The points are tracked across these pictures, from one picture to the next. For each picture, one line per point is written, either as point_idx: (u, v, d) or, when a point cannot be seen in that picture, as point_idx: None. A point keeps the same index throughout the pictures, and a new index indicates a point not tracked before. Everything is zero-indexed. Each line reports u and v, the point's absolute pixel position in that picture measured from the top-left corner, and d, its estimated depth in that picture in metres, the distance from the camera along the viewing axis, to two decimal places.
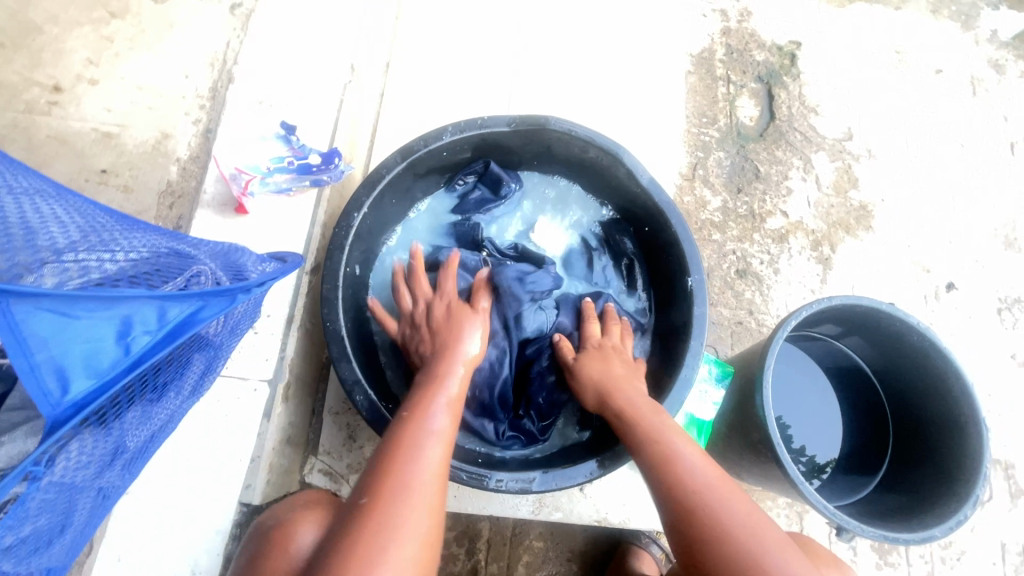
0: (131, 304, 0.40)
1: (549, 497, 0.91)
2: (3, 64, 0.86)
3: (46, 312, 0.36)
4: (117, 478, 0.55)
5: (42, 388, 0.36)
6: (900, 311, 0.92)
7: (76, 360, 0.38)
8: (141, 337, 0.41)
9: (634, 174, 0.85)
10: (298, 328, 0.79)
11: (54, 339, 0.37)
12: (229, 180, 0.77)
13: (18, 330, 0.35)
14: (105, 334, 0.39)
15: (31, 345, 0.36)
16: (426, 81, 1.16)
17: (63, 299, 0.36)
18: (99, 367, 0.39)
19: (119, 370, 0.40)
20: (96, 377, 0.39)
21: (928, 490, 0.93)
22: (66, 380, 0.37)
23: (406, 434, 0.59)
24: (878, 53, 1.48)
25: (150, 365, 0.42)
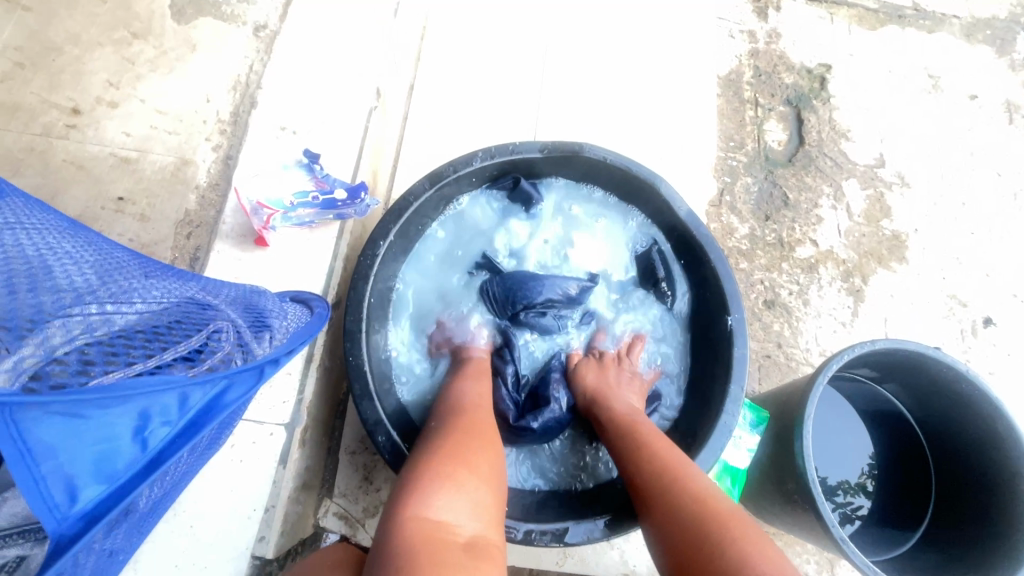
0: (148, 396, 0.36)
1: (573, 545, 0.86)
2: (20, 84, 0.84)
3: (55, 417, 0.32)
4: (126, 538, 0.52)
5: (49, 504, 0.32)
6: (945, 356, 0.87)
7: (86, 467, 0.33)
8: (159, 430, 0.37)
9: (670, 206, 0.82)
10: (317, 366, 0.76)
11: (61, 445, 0.32)
12: (249, 212, 0.73)
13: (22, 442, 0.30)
14: (120, 433, 0.35)
15: (37, 456, 0.31)
16: (449, 102, 1.12)
17: (71, 402, 0.32)
18: (112, 470, 0.35)
19: (135, 471, 0.36)
20: (108, 481, 0.34)
21: (976, 548, 0.86)
22: (75, 490, 0.33)
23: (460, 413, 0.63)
24: (910, 77, 1.44)
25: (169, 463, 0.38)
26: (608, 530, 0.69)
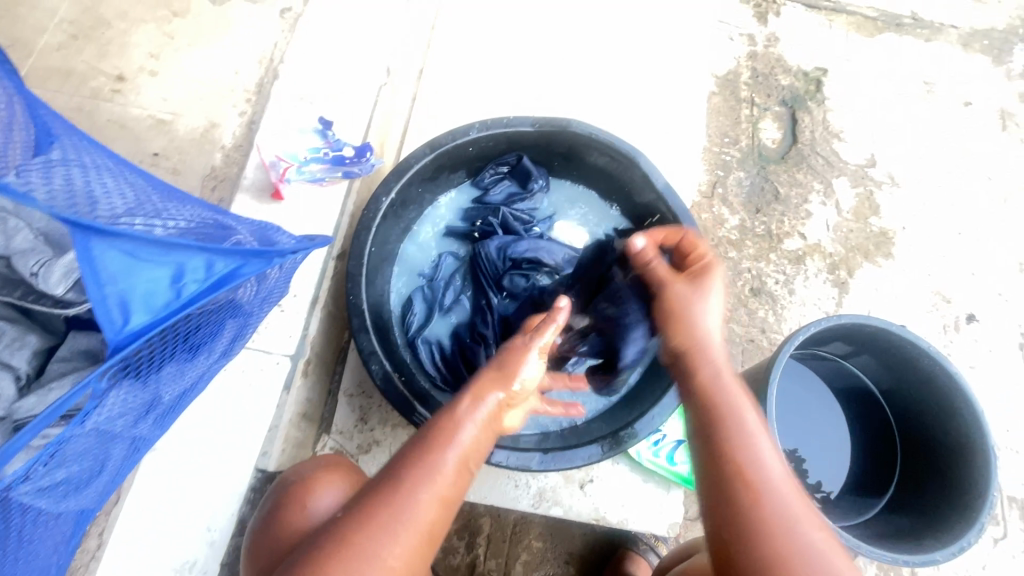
0: (182, 252, 0.45)
1: (549, 492, 0.93)
2: (74, 53, 0.95)
3: (114, 251, 0.41)
4: (148, 430, 0.61)
5: (110, 318, 0.41)
6: (910, 333, 0.93)
7: (138, 297, 0.42)
8: (191, 284, 0.46)
9: (650, 179, 0.88)
10: (321, 309, 0.84)
11: (120, 275, 0.41)
12: (268, 167, 0.84)
13: (92, 263, 0.40)
14: (161, 276, 0.44)
15: (103, 279, 0.41)
16: (457, 88, 1.21)
17: (131, 241, 0.42)
18: (155, 304, 0.43)
19: (172, 307, 0.44)
20: (150, 311, 0.43)
21: (934, 513, 0.92)
22: (127, 311, 0.42)
23: (437, 442, 0.56)
24: (905, 84, 1.49)
25: (199, 308, 0.46)
26: (576, 461, 0.75)
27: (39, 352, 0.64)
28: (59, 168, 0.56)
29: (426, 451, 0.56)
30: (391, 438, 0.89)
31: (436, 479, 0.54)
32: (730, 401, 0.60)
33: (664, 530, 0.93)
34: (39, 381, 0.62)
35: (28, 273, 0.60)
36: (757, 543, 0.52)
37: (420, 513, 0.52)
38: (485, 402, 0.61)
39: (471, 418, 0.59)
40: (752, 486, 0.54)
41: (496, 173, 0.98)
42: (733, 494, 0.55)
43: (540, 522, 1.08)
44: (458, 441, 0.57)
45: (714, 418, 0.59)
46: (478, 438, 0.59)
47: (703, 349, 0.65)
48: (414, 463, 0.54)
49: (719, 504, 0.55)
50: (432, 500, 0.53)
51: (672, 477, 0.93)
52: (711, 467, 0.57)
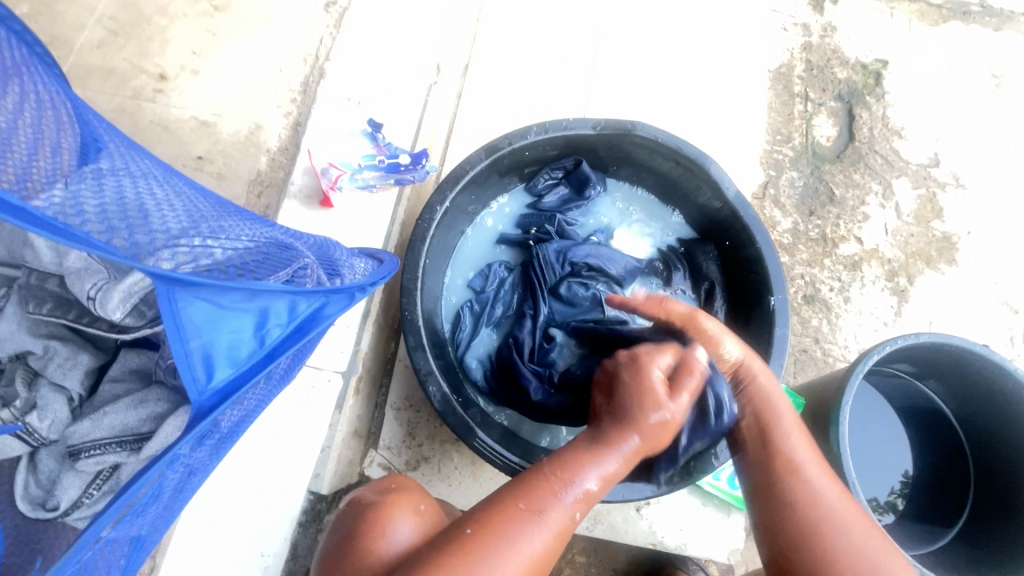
0: (267, 297, 0.41)
1: (603, 514, 0.89)
2: (114, 51, 0.91)
3: (201, 300, 0.37)
4: (204, 458, 0.57)
5: (193, 376, 0.37)
6: (996, 356, 0.86)
7: (221, 352, 0.38)
8: (274, 329, 0.42)
9: (720, 187, 0.82)
10: (372, 324, 0.81)
11: (209, 326, 0.37)
12: (320, 173, 0.80)
13: (177, 319, 0.35)
14: (246, 325, 0.40)
15: (188, 333, 0.36)
16: (501, 84, 1.16)
17: (216, 289, 0.37)
18: (239, 357, 0.39)
19: (254, 361, 0.40)
20: (234, 365, 0.39)
21: (1015, 549, 0.86)
22: (211, 368, 0.38)
23: (546, 490, 0.52)
24: (972, 76, 1.39)
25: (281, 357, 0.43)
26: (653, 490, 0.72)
27: (91, 371, 0.62)
28: (112, 181, 0.52)
29: (546, 483, 0.52)
30: (440, 454, 0.86)
31: (551, 520, 0.50)
32: (781, 419, 0.65)
33: (722, 556, 0.89)
34: (90, 403, 0.60)
35: (85, 296, 0.56)
36: (807, 537, 0.57)
37: (527, 550, 0.48)
38: (627, 445, 0.55)
39: (599, 465, 0.54)
40: (801, 488, 0.60)
41: (551, 177, 0.93)
42: (784, 491, 0.60)
43: (584, 537, 1.05)
44: (577, 482, 0.53)
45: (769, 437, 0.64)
46: (600, 485, 0.54)
47: (751, 374, 0.69)
48: (532, 496, 0.51)
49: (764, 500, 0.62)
50: (542, 541, 0.49)
51: (734, 502, 0.89)
52: (763, 466, 0.63)
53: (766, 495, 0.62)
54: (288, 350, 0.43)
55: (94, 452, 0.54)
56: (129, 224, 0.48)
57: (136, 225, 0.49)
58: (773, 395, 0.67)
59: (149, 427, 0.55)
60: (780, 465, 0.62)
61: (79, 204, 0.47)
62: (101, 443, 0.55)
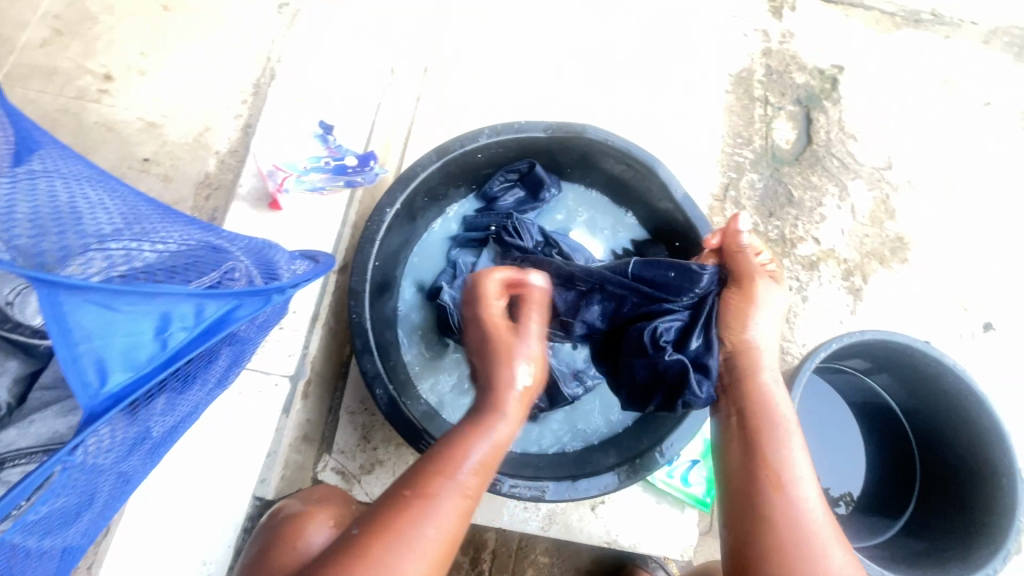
0: (169, 299, 0.41)
1: (559, 513, 0.90)
2: (58, 50, 0.89)
3: (91, 304, 0.37)
4: (138, 464, 0.55)
5: (83, 381, 0.37)
6: (934, 352, 0.89)
7: (116, 355, 0.38)
8: (177, 333, 0.42)
9: (668, 188, 0.84)
10: (322, 326, 0.80)
11: (98, 332, 0.37)
12: (265, 176, 0.79)
13: (65, 322, 0.36)
14: (145, 329, 0.40)
15: (76, 337, 0.36)
16: (462, 87, 1.16)
17: (106, 293, 0.37)
18: (138, 360, 0.40)
19: (155, 364, 0.41)
20: (133, 370, 0.39)
21: (956, 537, 0.89)
22: (105, 372, 0.38)
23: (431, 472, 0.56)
24: (924, 82, 1.44)
25: (186, 361, 0.43)
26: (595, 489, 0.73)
27: (21, 378, 0.59)
28: (41, 182, 0.50)
29: (439, 468, 0.56)
30: (394, 457, 0.85)
31: (450, 499, 0.54)
32: (775, 431, 0.66)
33: (677, 553, 0.91)
34: (17, 412, 0.57)
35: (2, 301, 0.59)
36: (775, 552, 0.59)
37: (432, 533, 0.52)
38: (503, 417, 0.61)
39: (482, 439, 0.59)
40: (781, 503, 0.61)
41: (507, 179, 0.94)
42: (760, 503, 0.62)
43: (545, 537, 1.05)
44: (467, 462, 0.57)
45: (756, 452, 0.65)
46: (490, 456, 0.59)
47: (747, 353, 0.73)
48: (425, 482, 0.55)
49: (735, 511, 0.64)
50: (444, 521, 0.53)
51: (687, 499, 0.91)
52: (742, 485, 0.64)
53: (736, 512, 0.64)
54: (193, 354, 0.43)
55: (17, 461, 0.51)
56: (55, 229, 0.47)
57: (64, 230, 0.48)
58: (767, 396, 0.69)
59: (79, 435, 0.52)
60: (763, 482, 0.63)
61: (1, 208, 0.45)
62: (26, 452, 0.52)
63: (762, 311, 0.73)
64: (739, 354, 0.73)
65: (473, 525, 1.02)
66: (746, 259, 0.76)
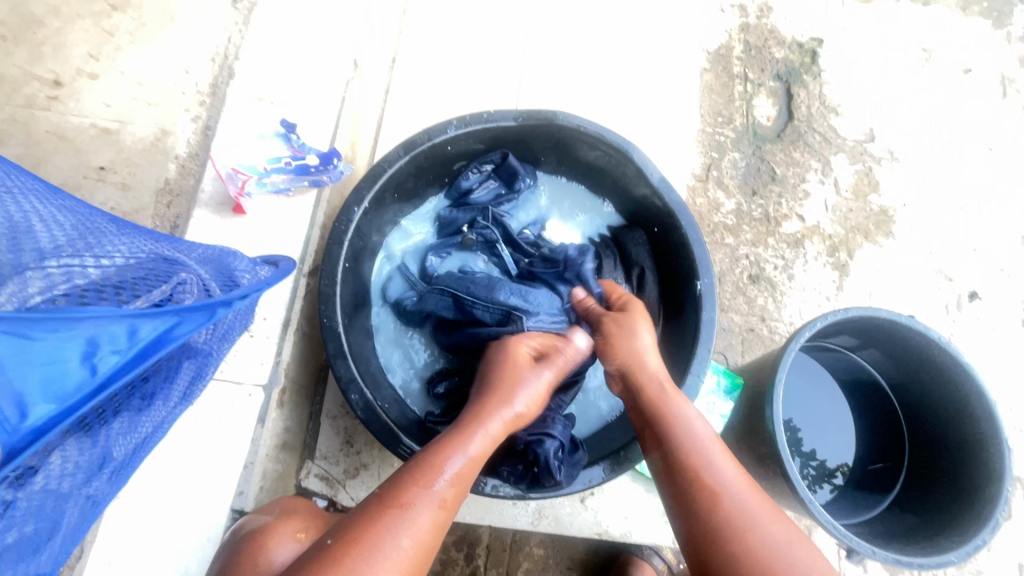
0: (95, 322, 0.38)
1: (548, 508, 0.89)
2: (2, 57, 0.85)
3: (3, 333, 0.34)
4: (105, 486, 0.53)
5: (0, 418, 0.34)
6: (920, 325, 0.88)
7: (36, 385, 0.36)
8: (108, 356, 0.40)
9: (644, 173, 0.82)
10: (294, 332, 0.78)
11: (12, 362, 0.34)
12: (225, 179, 0.75)
13: None
14: (70, 355, 0.37)
15: None
16: (433, 77, 1.13)
17: (17, 322, 0.34)
18: (63, 390, 0.37)
19: (84, 390, 0.38)
20: (58, 401, 0.37)
21: (946, 510, 0.89)
22: (25, 406, 0.35)
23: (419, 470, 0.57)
24: (903, 51, 1.42)
25: (118, 386, 0.41)
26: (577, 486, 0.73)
27: None
28: None
29: (423, 477, 0.56)
30: (378, 461, 0.84)
31: (434, 504, 0.54)
32: (676, 416, 0.64)
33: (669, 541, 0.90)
34: None
35: None
36: (715, 529, 0.55)
37: (414, 542, 0.52)
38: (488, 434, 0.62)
39: (468, 449, 0.60)
40: (706, 488, 0.58)
41: (481, 171, 0.91)
42: (687, 488, 0.58)
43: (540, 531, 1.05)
44: (452, 474, 0.57)
45: (671, 433, 0.63)
46: (471, 469, 0.59)
47: (640, 365, 0.70)
48: (411, 490, 0.55)
49: (672, 493, 0.60)
50: (423, 526, 0.53)
51: None
52: (667, 464, 0.61)
53: (674, 493, 0.59)
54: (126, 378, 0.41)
55: None
56: (11, 245, 0.45)
57: (22, 245, 0.45)
58: (675, 396, 0.67)
59: None
60: (685, 466, 0.60)
61: None
62: None
63: (647, 340, 0.73)
64: (636, 369, 0.70)
65: (466, 523, 1.01)
66: (598, 309, 0.79)
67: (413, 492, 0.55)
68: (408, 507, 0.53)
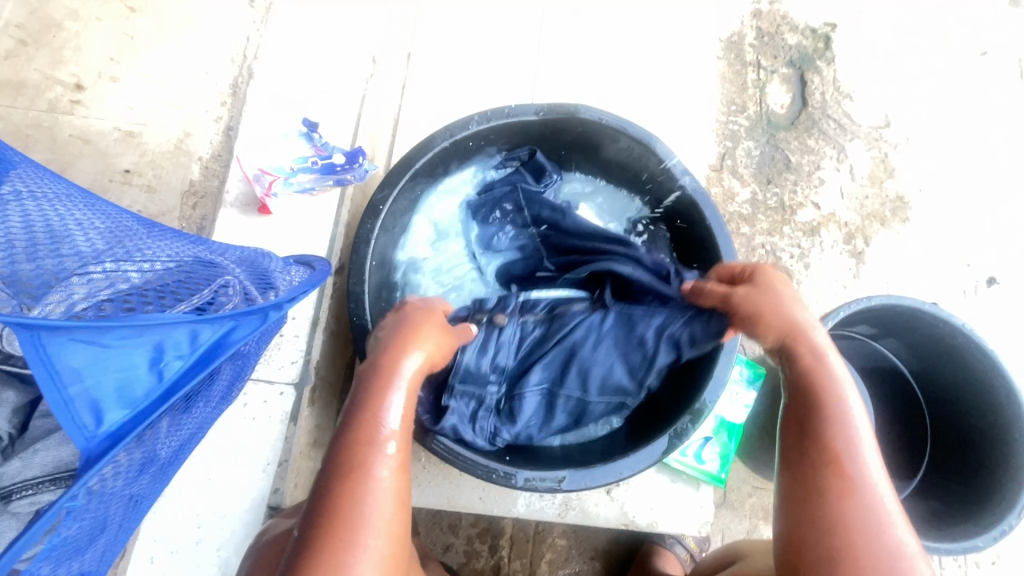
0: (161, 329, 0.39)
1: (574, 499, 0.90)
2: (23, 61, 0.85)
3: (77, 342, 0.35)
4: (150, 485, 0.53)
5: (78, 424, 0.35)
6: (944, 313, 0.88)
7: (109, 392, 0.37)
8: (173, 362, 0.41)
9: (667, 165, 0.82)
10: (323, 330, 0.79)
11: (88, 370, 0.36)
12: (252, 180, 0.76)
13: (51, 365, 0.34)
14: (137, 362, 0.38)
15: (65, 379, 0.35)
16: (447, 72, 1.13)
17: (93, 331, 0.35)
18: (133, 396, 0.38)
19: (153, 397, 0.39)
20: (130, 406, 0.38)
21: (970, 494, 0.89)
22: (100, 412, 0.36)
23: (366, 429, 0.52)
24: (918, 35, 1.40)
25: (184, 392, 0.41)
26: (597, 473, 0.72)
27: (20, 409, 0.55)
28: (27, 204, 0.47)
29: (361, 428, 0.52)
30: None
31: (383, 454, 0.51)
32: (833, 399, 0.56)
33: (694, 529, 0.91)
34: (20, 441, 0.54)
35: None
36: (838, 540, 0.49)
37: (387, 487, 0.50)
38: (411, 363, 0.57)
39: (395, 389, 0.55)
40: (846, 490, 0.51)
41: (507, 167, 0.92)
42: (820, 486, 0.52)
43: (563, 521, 1.06)
44: (389, 413, 0.53)
45: (822, 420, 0.55)
46: (408, 412, 0.55)
47: (787, 326, 0.61)
48: (357, 443, 0.51)
49: (789, 492, 0.54)
50: (385, 477, 0.50)
51: (701, 476, 0.91)
52: (808, 455, 0.54)
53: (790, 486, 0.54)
54: (191, 384, 0.42)
55: (26, 493, 0.49)
56: (50, 252, 0.46)
57: (60, 251, 0.47)
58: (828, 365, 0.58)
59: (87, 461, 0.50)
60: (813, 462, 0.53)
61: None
62: (33, 482, 0.49)
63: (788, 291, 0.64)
64: (794, 345, 0.60)
65: (490, 514, 1.02)
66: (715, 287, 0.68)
67: (368, 455, 0.51)
68: (365, 471, 0.50)
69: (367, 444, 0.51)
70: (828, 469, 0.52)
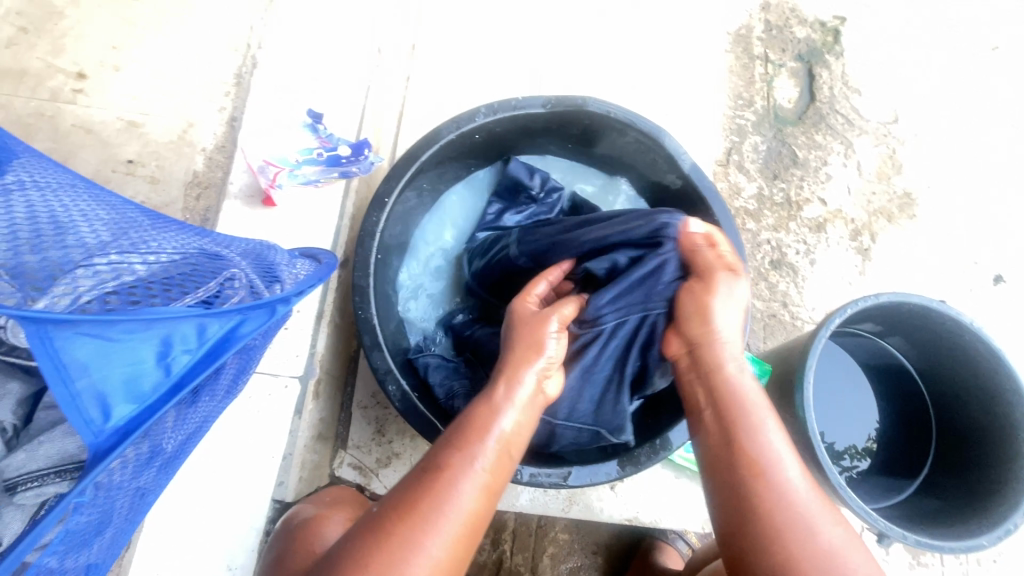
0: (169, 323, 0.39)
1: (578, 495, 0.90)
2: (25, 50, 0.84)
3: (84, 336, 0.35)
4: (154, 478, 0.53)
5: (84, 418, 0.35)
6: (951, 310, 0.87)
7: (117, 386, 0.36)
8: (181, 356, 0.40)
9: (675, 159, 0.81)
10: (328, 323, 0.79)
11: (96, 364, 0.35)
12: (257, 171, 0.75)
13: (57, 358, 0.34)
14: (145, 356, 0.38)
15: (72, 373, 0.34)
16: (453, 63, 1.12)
17: (101, 324, 0.35)
18: (141, 391, 0.38)
19: (160, 392, 0.39)
20: (137, 401, 0.37)
21: (974, 492, 0.89)
22: (107, 407, 0.36)
23: (466, 437, 0.56)
24: (928, 29, 1.38)
25: (191, 386, 0.41)
26: (599, 474, 0.73)
27: (24, 400, 0.55)
28: (28, 194, 0.47)
29: (459, 444, 0.56)
30: (410, 450, 0.85)
31: (476, 470, 0.54)
32: (748, 415, 0.61)
33: (697, 526, 0.91)
34: (25, 433, 0.53)
35: None
36: (772, 538, 0.54)
37: (463, 505, 0.52)
38: (519, 391, 0.60)
39: (510, 407, 0.59)
40: (765, 493, 0.56)
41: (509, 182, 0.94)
42: (749, 495, 0.57)
43: (565, 516, 1.07)
44: (493, 434, 0.57)
45: (737, 432, 0.60)
46: (513, 435, 0.59)
47: (714, 348, 0.65)
48: (450, 453, 0.55)
49: (718, 490, 0.60)
50: (468, 496, 0.53)
51: None
52: (724, 464, 0.60)
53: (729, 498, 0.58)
54: (198, 378, 0.41)
55: (32, 484, 0.48)
56: (57, 244, 0.46)
57: (67, 241, 0.46)
58: (738, 380, 0.64)
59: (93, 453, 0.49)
60: (746, 472, 0.58)
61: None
62: (39, 474, 0.48)
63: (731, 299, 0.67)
64: (704, 358, 0.65)
65: (492, 509, 1.02)
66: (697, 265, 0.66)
67: (459, 469, 0.54)
68: (450, 489, 0.52)
69: (460, 457, 0.54)
70: (747, 475, 0.58)
